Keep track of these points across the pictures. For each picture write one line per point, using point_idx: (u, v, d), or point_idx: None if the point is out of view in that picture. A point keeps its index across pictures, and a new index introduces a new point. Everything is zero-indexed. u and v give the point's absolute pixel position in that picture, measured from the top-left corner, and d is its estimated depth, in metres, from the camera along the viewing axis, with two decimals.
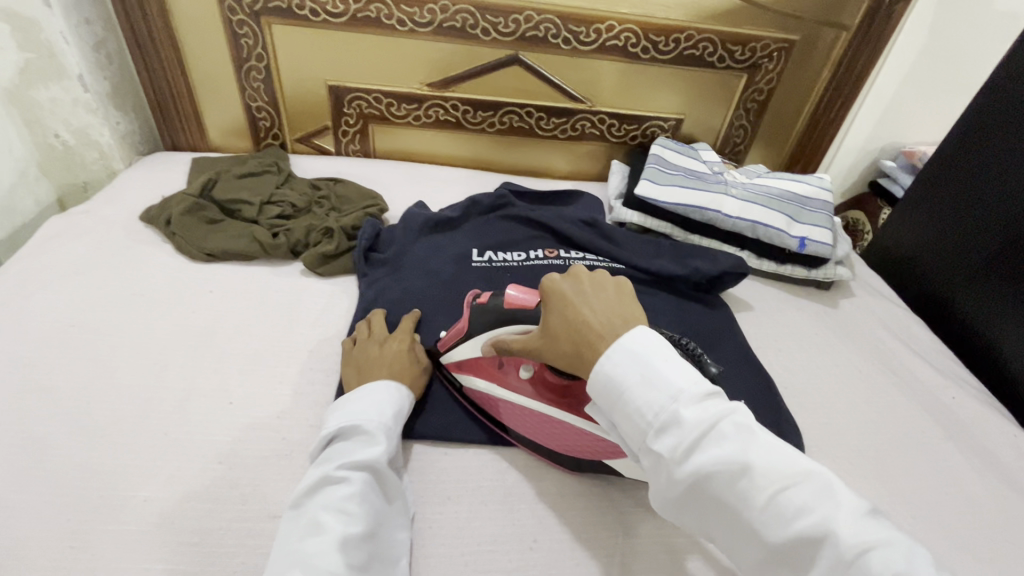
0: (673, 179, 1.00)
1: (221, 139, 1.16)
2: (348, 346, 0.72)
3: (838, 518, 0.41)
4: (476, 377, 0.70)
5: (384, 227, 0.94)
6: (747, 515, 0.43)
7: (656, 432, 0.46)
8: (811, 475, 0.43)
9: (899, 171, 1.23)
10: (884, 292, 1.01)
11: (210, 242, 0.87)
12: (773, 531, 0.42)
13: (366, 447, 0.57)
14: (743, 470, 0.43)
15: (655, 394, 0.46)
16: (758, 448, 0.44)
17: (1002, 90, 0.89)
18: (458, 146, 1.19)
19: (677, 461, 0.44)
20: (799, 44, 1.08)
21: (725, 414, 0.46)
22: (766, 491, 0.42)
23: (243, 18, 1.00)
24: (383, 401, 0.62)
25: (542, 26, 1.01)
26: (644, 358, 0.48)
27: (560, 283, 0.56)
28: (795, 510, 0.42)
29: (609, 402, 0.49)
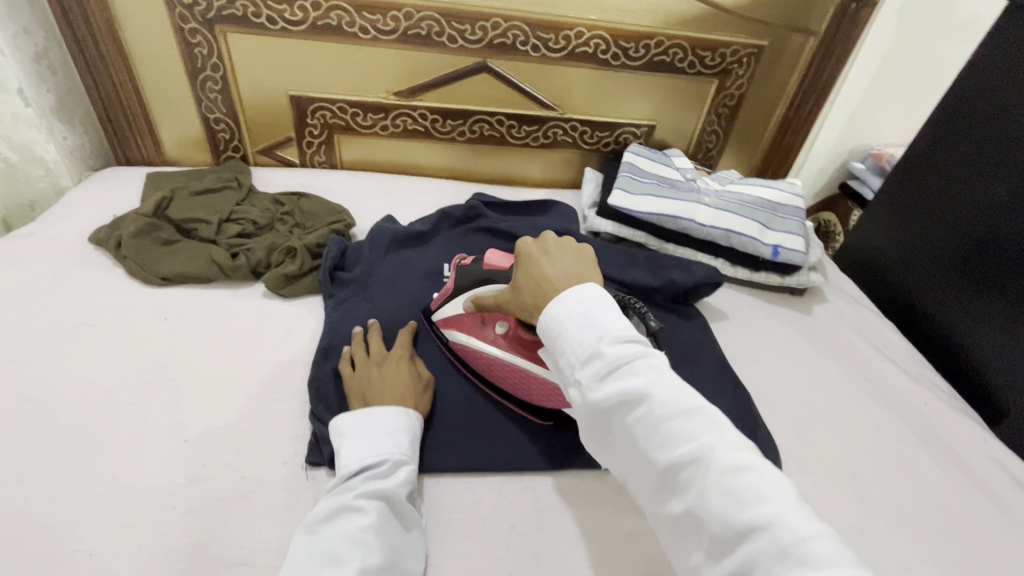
0: (647, 189, 0.99)
1: (179, 152, 1.11)
2: (348, 367, 0.69)
3: (718, 450, 0.42)
4: (456, 333, 0.73)
5: (350, 243, 0.90)
6: (642, 443, 0.45)
7: (578, 364, 0.49)
8: (707, 414, 0.45)
9: (868, 173, 1.24)
10: (857, 297, 1.02)
11: (165, 265, 0.82)
12: (659, 454, 0.44)
13: (383, 477, 0.57)
14: (642, 400, 0.45)
15: (584, 333, 0.49)
16: (664, 386, 0.46)
17: (966, 97, 0.89)
18: (428, 156, 1.16)
19: (589, 388, 0.47)
20: (768, 49, 1.07)
21: (643, 355, 0.48)
22: (661, 422, 0.44)
23: (195, 26, 0.95)
24: (401, 429, 0.62)
25: (510, 33, 0.99)
26: (584, 307, 0.51)
27: (531, 245, 0.61)
28: (681, 438, 0.43)
29: (548, 340, 0.52)
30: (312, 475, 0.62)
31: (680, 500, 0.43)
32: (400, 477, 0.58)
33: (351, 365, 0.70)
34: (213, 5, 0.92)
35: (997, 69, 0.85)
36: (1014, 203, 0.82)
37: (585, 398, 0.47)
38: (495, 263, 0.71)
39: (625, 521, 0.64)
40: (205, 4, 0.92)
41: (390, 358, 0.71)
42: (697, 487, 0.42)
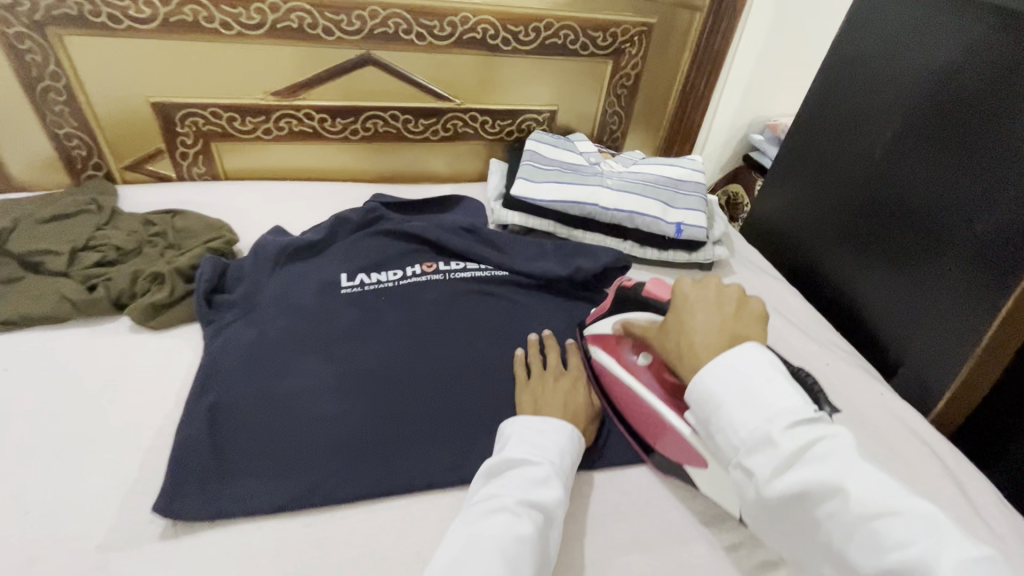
0: (550, 175, 0.96)
1: (28, 175, 0.97)
2: (524, 376, 0.71)
3: (937, 556, 0.39)
4: (599, 351, 0.71)
5: (231, 261, 0.82)
6: (840, 542, 0.42)
7: (746, 448, 0.46)
8: (915, 511, 0.41)
9: (767, 144, 1.27)
10: (762, 266, 1.04)
11: (5, 307, 0.71)
12: (866, 559, 0.41)
13: (542, 486, 0.55)
14: (837, 494, 0.42)
15: (752, 416, 0.46)
16: (858, 476, 0.42)
17: (851, 61, 0.91)
18: (322, 159, 1.08)
19: (766, 480, 0.44)
20: (658, 27, 1.07)
21: (824, 436, 0.45)
22: (862, 521, 0.41)
23: (21, 30, 0.83)
24: (563, 444, 0.60)
25: (390, 22, 0.93)
26: (742, 377, 0.48)
27: (688, 290, 0.59)
28: (894, 543, 0.40)
29: (700, 413, 0.50)
30: (184, 530, 0.55)
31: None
32: (558, 491, 0.55)
33: (525, 373, 0.71)
34: (39, 4, 0.81)
35: (879, 32, 0.86)
36: (896, 167, 0.85)
37: (761, 489, 0.45)
38: (658, 292, 0.69)
39: None
40: (30, 4, 0.81)
41: (568, 376, 0.71)
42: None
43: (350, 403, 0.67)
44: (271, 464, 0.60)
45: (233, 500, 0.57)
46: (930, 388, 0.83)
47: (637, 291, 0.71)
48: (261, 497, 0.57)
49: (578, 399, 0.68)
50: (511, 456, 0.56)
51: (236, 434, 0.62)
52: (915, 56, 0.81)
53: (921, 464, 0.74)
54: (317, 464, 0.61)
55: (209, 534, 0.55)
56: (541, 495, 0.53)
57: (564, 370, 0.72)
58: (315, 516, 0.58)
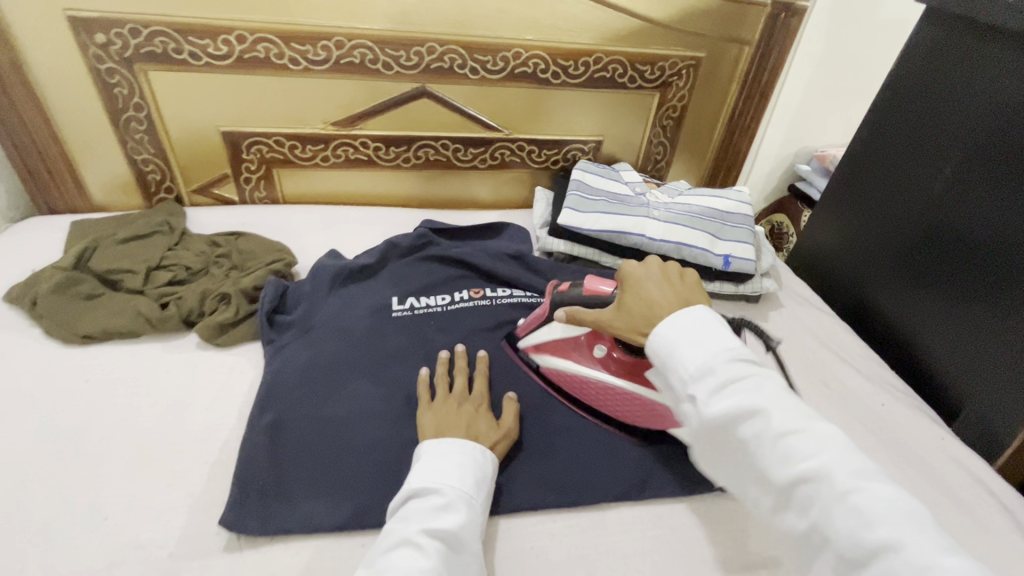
0: (596, 205, 0.97)
1: (107, 197, 1.05)
2: (426, 396, 0.68)
3: (837, 466, 0.44)
4: (551, 357, 0.77)
5: (290, 283, 0.86)
6: (758, 459, 0.47)
7: (692, 379, 0.51)
8: (823, 432, 0.46)
9: (814, 174, 1.26)
10: (810, 298, 1.03)
11: (87, 322, 0.76)
12: (781, 470, 0.45)
13: (444, 513, 0.53)
14: (758, 415, 0.47)
15: (698, 353, 0.51)
16: (777, 404, 0.48)
17: (901, 97, 0.91)
18: (374, 185, 1.12)
19: (705, 403, 0.49)
20: (706, 60, 1.08)
21: (757, 372, 0.50)
22: (778, 438, 0.46)
23: (113, 66, 0.90)
24: (469, 467, 0.59)
25: (446, 57, 0.97)
26: (694, 327, 0.53)
27: (633, 269, 0.63)
28: (802, 455, 0.45)
29: (658, 359, 0.55)
30: (247, 544, 0.57)
31: (803, 517, 0.44)
32: (463, 515, 0.54)
33: (427, 395, 0.69)
34: (129, 43, 0.88)
35: (933, 67, 0.86)
36: (951, 202, 0.84)
37: (701, 412, 0.49)
38: (596, 287, 0.70)
39: (586, 564, 0.61)
40: (122, 43, 0.88)
41: (470, 402, 0.69)
42: (820, 503, 0.43)
43: (401, 425, 0.69)
44: (329, 485, 0.62)
45: (293, 519, 0.59)
46: (994, 433, 0.79)
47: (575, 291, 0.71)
48: (319, 517, 0.59)
49: (481, 424, 0.66)
50: (409, 489, 0.55)
51: (298, 450, 0.65)
52: (978, 92, 0.80)
53: (987, 515, 0.70)
54: (371, 485, 0.62)
55: (270, 549, 0.57)
56: (444, 522, 0.52)
57: (470, 396, 0.70)
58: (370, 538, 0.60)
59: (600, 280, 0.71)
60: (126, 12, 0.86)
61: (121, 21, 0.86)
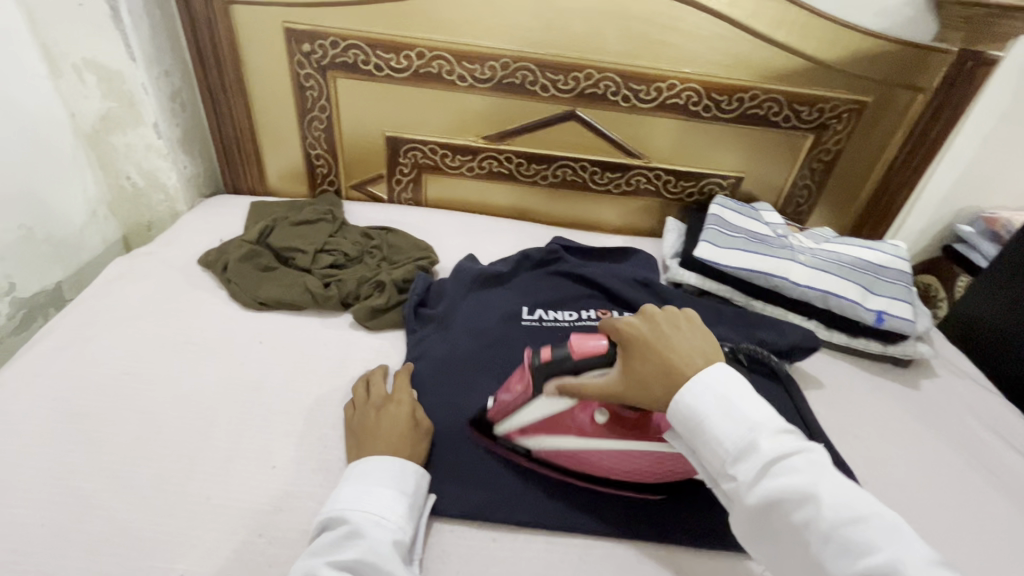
0: (735, 242, 0.95)
1: (279, 182, 1.19)
2: (348, 412, 0.68)
3: (907, 560, 0.41)
4: (546, 437, 0.65)
5: (434, 280, 0.93)
6: (814, 551, 0.44)
7: (731, 458, 0.49)
8: (879, 517, 0.44)
9: (978, 237, 1.15)
10: (969, 373, 0.93)
11: (263, 290, 0.87)
12: (838, 564, 0.43)
13: (350, 540, 0.52)
14: (811, 501, 0.45)
15: (735, 425, 0.49)
16: (829, 485, 0.45)
17: None
18: (510, 198, 1.18)
19: (747, 485, 0.47)
20: (871, 106, 1.02)
21: (799, 448, 0.48)
22: (833, 528, 0.43)
23: (310, 72, 1.03)
24: (381, 483, 0.58)
25: (602, 84, 1.01)
26: (723, 392, 0.51)
27: (632, 323, 0.58)
28: (863, 546, 0.42)
29: (685, 428, 0.52)
30: None
31: None
32: (370, 538, 0.52)
33: (349, 408, 0.69)
34: (328, 53, 1.00)
35: None
36: None
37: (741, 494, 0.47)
38: (586, 347, 0.58)
39: None
40: (322, 52, 1.00)
41: (393, 400, 0.68)
42: None
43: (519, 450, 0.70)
44: (465, 476, 0.66)
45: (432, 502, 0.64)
46: None
47: (564, 357, 0.59)
48: (459, 502, 0.63)
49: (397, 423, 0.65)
50: (317, 520, 0.54)
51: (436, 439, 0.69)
52: None
53: None
54: (504, 482, 0.66)
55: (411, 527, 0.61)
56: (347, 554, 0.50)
57: (389, 394, 0.69)
58: (499, 533, 0.63)
59: (589, 338, 0.59)
60: (330, 26, 0.98)
61: (325, 34, 0.98)
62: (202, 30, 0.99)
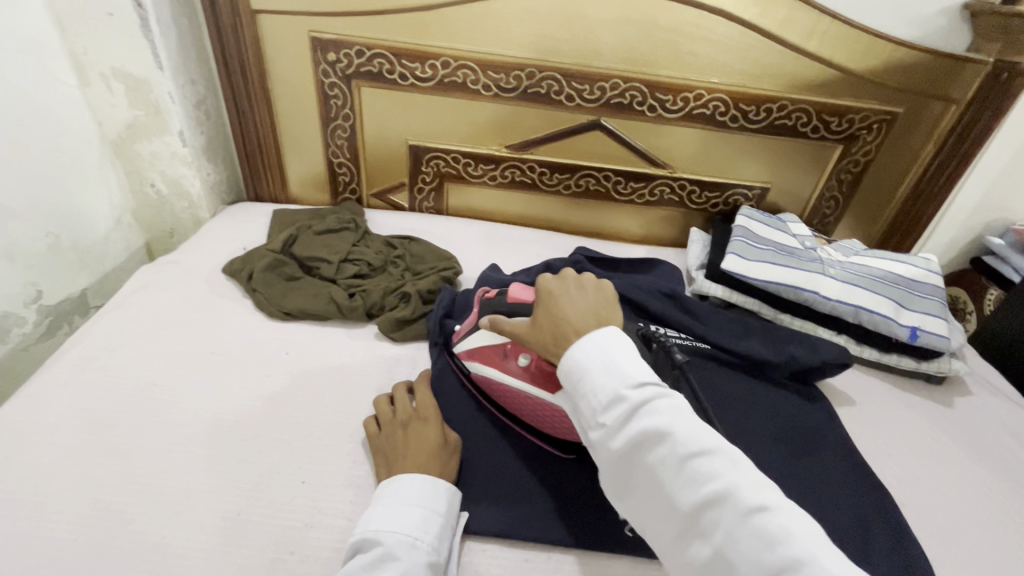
0: (764, 255, 0.94)
1: (301, 190, 1.19)
2: (371, 431, 0.67)
3: (744, 488, 0.42)
4: (477, 363, 0.73)
5: (458, 291, 0.92)
6: (668, 489, 0.44)
7: (602, 407, 0.47)
8: (725, 452, 0.44)
9: (1009, 250, 1.12)
10: (1005, 391, 0.91)
11: (289, 301, 0.86)
12: (684, 497, 0.43)
13: (385, 565, 0.51)
14: (666, 441, 0.44)
15: (608, 376, 0.48)
16: (686, 426, 0.45)
17: None
18: (531, 207, 1.17)
19: (614, 433, 0.46)
20: (902, 117, 1.01)
21: (662, 393, 0.47)
22: (686, 465, 0.43)
23: (335, 81, 1.03)
24: (413, 503, 0.57)
25: (628, 93, 1.00)
26: (606, 347, 0.50)
27: (549, 280, 0.59)
28: (706, 477, 0.42)
29: (567, 383, 0.51)
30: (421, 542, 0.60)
31: (706, 543, 0.42)
32: (406, 562, 0.52)
33: (373, 427, 0.67)
34: (353, 62, 1.00)
35: None
36: None
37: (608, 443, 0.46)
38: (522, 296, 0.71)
39: None
40: (347, 61, 1.00)
41: (418, 417, 0.67)
42: (726, 528, 0.41)
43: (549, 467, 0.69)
44: (495, 494, 0.65)
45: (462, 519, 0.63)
46: None
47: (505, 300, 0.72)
48: (489, 521, 0.62)
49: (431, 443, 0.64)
50: (351, 542, 0.54)
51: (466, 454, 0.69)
52: None
53: None
54: (535, 501, 0.65)
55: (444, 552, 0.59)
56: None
57: (414, 410, 0.68)
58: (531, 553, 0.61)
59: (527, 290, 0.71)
60: (357, 36, 0.98)
61: (351, 43, 0.98)
62: (229, 40, 0.99)
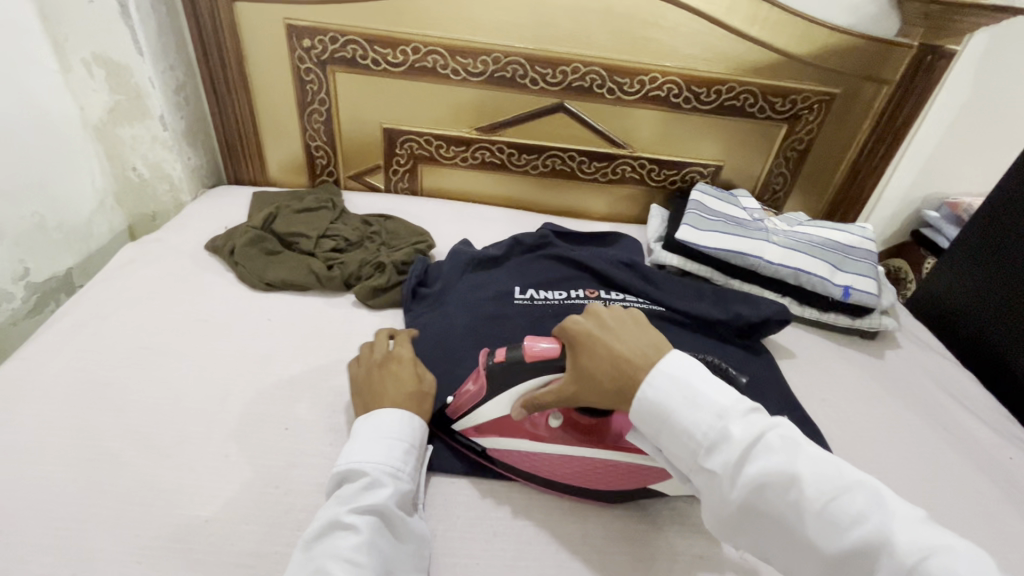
0: (714, 225, 1.01)
1: (279, 173, 1.24)
2: (355, 371, 0.74)
3: (889, 526, 0.43)
4: (502, 439, 0.67)
5: (431, 262, 0.98)
6: (801, 527, 0.46)
7: (707, 450, 0.50)
8: (860, 486, 0.46)
9: (944, 222, 1.22)
10: (931, 344, 1.01)
11: (270, 272, 0.92)
12: (829, 541, 0.45)
13: (372, 490, 0.57)
14: (792, 482, 0.46)
15: (708, 416, 0.51)
16: (805, 460, 0.47)
17: None
18: (502, 187, 1.23)
19: (728, 477, 0.48)
20: (840, 97, 1.09)
21: (770, 427, 0.50)
22: (817, 502, 0.45)
23: (310, 66, 1.08)
24: (393, 436, 0.63)
25: (588, 77, 1.06)
26: (685, 381, 0.53)
27: (580, 323, 0.60)
28: (847, 517, 0.44)
29: (659, 428, 0.54)
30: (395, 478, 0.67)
31: None
32: (389, 487, 0.58)
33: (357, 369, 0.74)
34: (328, 48, 1.05)
35: None
36: None
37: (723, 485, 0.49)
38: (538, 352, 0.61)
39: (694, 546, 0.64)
40: (322, 48, 1.05)
41: (394, 358, 0.73)
42: (885, 570, 0.42)
43: None
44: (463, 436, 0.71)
45: (433, 458, 0.69)
46: None
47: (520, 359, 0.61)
48: (457, 459, 0.69)
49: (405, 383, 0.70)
50: (337, 471, 0.59)
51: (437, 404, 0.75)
52: None
53: None
54: None
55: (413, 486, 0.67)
56: (370, 499, 0.56)
57: (391, 352, 0.75)
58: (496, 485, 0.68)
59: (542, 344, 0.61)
60: (330, 23, 1.03)
61: (325, 30, 1.03)
62: (207, 27, 1.04)
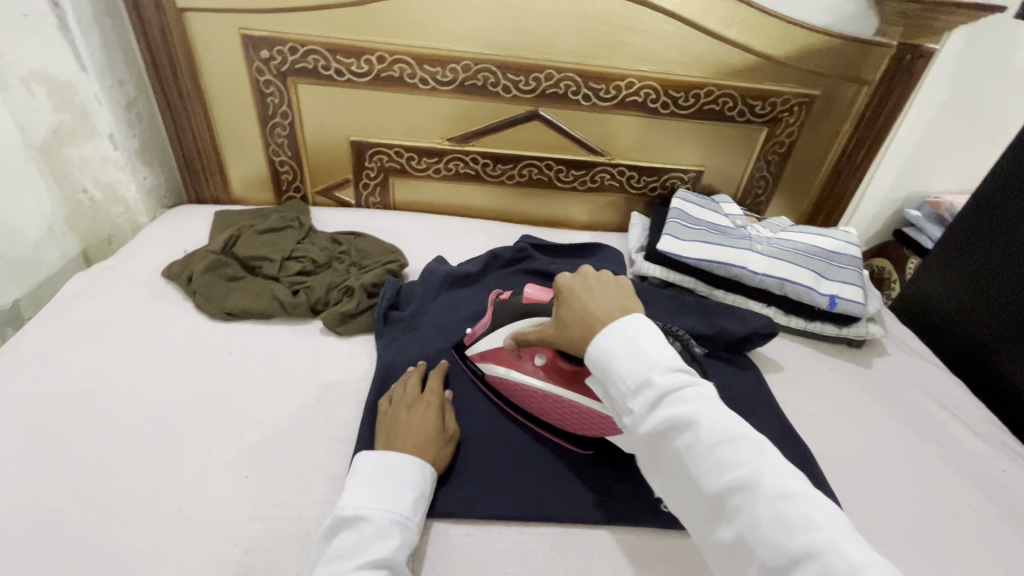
0: (697, 235, 0.98)
1: (244, 190, 1.18)
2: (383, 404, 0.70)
3: (766, 479, 0.44)
4: (494, 365, 0.73)
5: (404, 283, 0.93)
6: (694, 472, 0.47)
7: (629, 393, 0.50)
8: (753, 442, 0.47)
9: (926, 221, 1.20)
10: (917, 350, 0.99)
11: (231, 301, 0.86)
12: (711, 484, 0.46)
13: (380, 542, 0.53)
14: (691, 428, 0.47)
15: (635, 363, 0.51)
16: (710, 414, 0.47)
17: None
18: (478, 198, 1.19)
19: (639, 417, 0.49)
20: (820, 99, 1.07)
21: (691, 382, 0.49)
22: (711, 450, 0.46)
23: (270, 78, 1.02)
24: (404, 482, 0.59)
25: (562, 84, 1.02)
26: (632, 337, 0.53)
27: (568, 279, 0.62)
28: (732, 465, 0.45)
29: (597, 367, 0.54)
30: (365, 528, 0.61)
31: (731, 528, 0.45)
32: (399, 539, 0.54)
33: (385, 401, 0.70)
34: (287, 59, 1.00)
35: None
36: None
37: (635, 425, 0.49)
38: (539, 296, 0.70)
39: None
40: (281, 59, 1.00)
41: (424, 401, 0.70)
42: (746, 513, 0.44)
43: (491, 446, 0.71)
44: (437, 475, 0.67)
45: None
46: None
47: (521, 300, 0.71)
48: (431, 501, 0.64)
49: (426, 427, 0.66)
50: (339, 518, 0.54)
51: None
52: None
53: None
54: (477, 479, 0.67)
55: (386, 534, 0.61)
56: (380, 549, 0.51)
57: (422, 395, 0.71)
58: (474, 527, 0.64)
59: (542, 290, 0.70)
60: (289, 33, 0.97)
61: (284, 40, 0.98)
62: (158, 39, 0.98)
